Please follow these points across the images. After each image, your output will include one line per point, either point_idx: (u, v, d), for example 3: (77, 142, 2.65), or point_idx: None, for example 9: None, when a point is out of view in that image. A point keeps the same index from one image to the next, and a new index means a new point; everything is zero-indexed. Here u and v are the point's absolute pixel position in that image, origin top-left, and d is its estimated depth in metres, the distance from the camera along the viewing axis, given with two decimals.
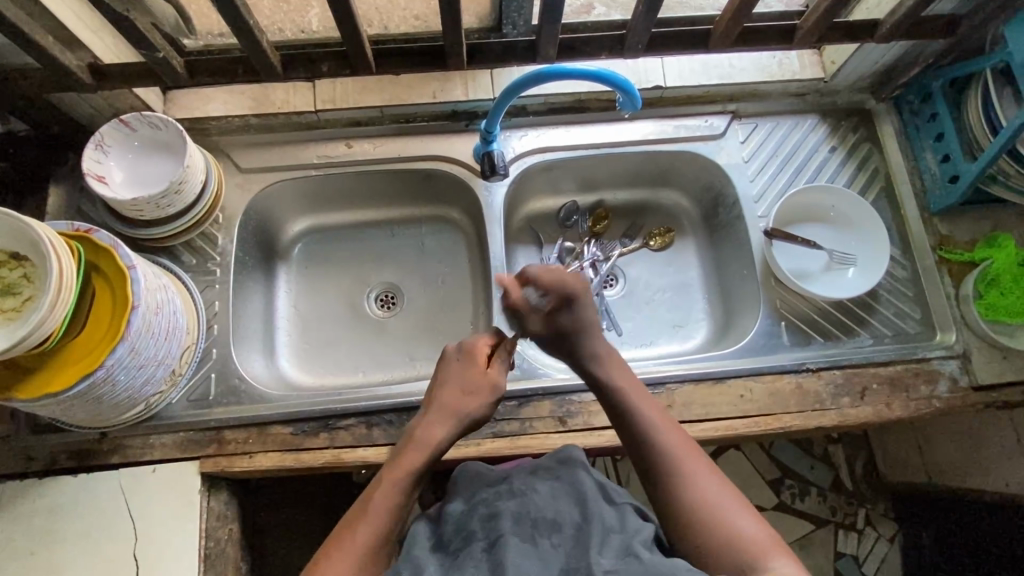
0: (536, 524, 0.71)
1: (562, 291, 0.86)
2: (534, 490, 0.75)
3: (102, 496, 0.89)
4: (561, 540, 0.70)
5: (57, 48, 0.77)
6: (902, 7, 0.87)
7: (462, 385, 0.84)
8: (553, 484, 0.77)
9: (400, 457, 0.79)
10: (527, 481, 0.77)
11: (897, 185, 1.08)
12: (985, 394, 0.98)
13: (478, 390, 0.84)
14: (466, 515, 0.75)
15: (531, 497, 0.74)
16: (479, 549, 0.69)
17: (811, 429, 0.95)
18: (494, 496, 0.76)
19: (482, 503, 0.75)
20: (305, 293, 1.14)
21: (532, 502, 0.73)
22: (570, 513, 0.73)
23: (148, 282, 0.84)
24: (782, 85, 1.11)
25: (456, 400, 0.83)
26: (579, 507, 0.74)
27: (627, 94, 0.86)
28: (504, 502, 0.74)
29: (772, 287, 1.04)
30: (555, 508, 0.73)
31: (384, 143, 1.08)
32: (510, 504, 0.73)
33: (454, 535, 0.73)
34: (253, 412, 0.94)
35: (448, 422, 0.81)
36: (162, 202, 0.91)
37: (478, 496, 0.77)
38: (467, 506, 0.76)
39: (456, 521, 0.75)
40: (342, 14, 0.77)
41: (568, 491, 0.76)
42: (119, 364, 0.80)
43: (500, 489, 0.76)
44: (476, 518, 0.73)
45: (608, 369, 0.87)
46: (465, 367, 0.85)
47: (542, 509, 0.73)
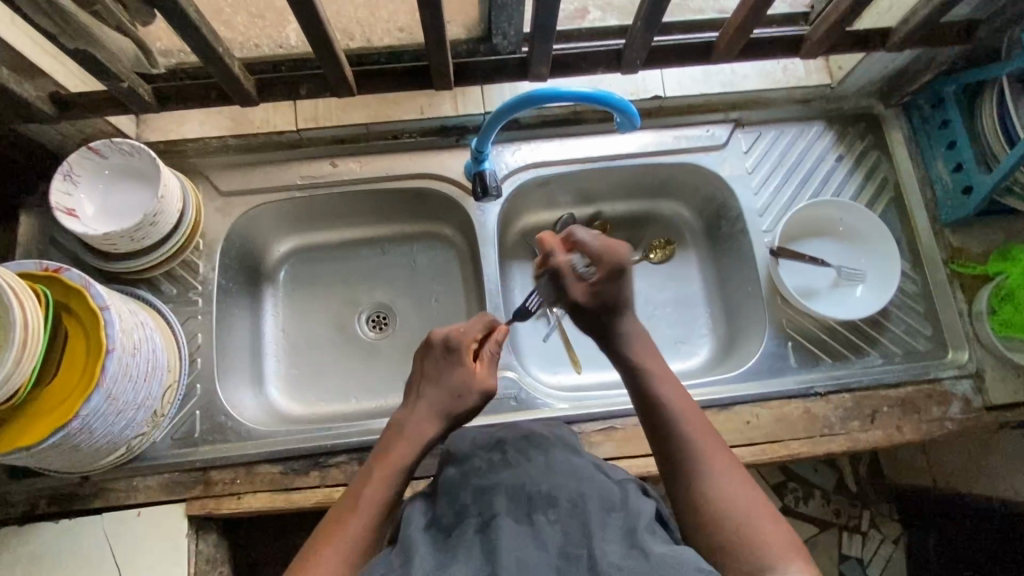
0: (530, 499, 0.63)
1: (610, 260, 0.80)
2: (530, 463, 0.68)
3: (86, 541, 0.86)
4: (557, 514, 0.61)
5: (14, 81, 0.72)
6: (916, 15, 0.82)
7: (449, 385, 0.77)
8: (549, 457, 0.69)
9: (388, 449, 0.74)
10: (521, 454, 0.70)
11: (907, 195, 1.04)
12: (998, 415, 0.94)
13: (465, 391, 0.76)
14: (459, 489, 0.68)
15: (526, 469, 0.67)
16: (471, 529, 0.61)
17: (819, 455, 0.91)
18: (487, 467, 0.69)
19: (474, 475, 0.68)
20: (293, 317, 1.10)
21: (526, 475, 0.66)
22: (569, 486, 0.64)
23: (124, 321, 0.80)
24: (787, 91, 1.05)
25: (443, 398, 0.76)
26: (577, 481, 0.65)
27: (624, 114, 0.81)
28: (496, 474, 0.67)
29: (778, 306, 1.00)
30: (552, 481, 0.65)
31: (371, 161, 1.03)
32: (505, 478, 0.66)
33: (448, 511, 0.65)
34: (240, 452, 0.90)
35: (438, 418, 0.76)
36: (136, 235, 0.87)
37: (471, 465, 0.70)
38: (461, 477, 0.69)
39: (449, 495, 0.67)
40: (319, 37, 0.72)
41: (564, 464, 0.68)
42: (95, 412, 0.76)
43: (493, 461, 0.70)
44: (468, 492, 0.66)
45: (637, 349, 0.81)
46: (451, 363, 0.78)
47: (537, 483, 0.64)
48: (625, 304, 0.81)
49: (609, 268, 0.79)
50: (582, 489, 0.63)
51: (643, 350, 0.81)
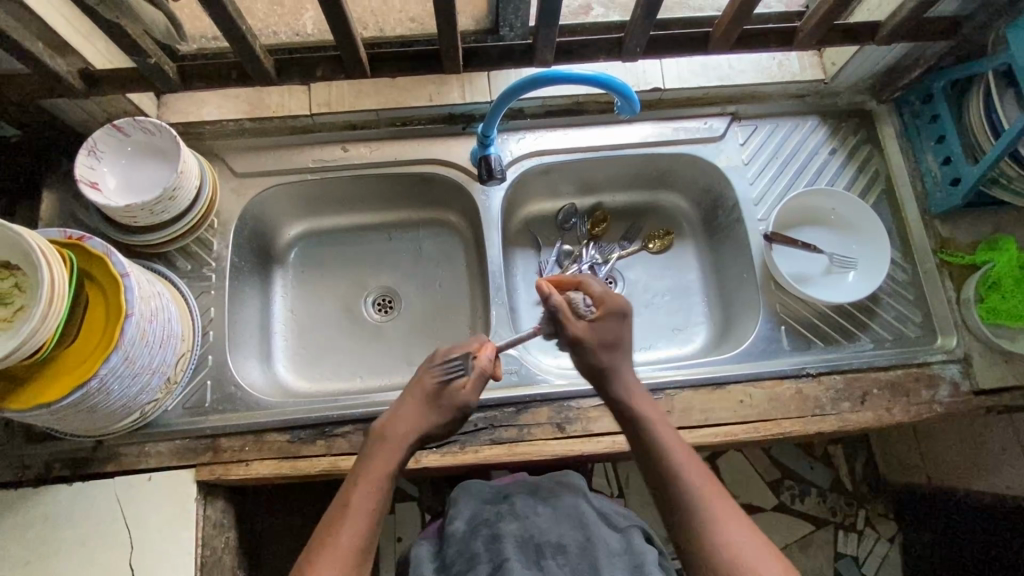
0: (541, 547, 0.76)
1: (614, 301, 0.83)
2: (537, 513, 0.81)
3: (98, 504, 0.88)
4: (566, 560, 0.76)
5: (48, 55, 0.76)
6: (903, 9, 0.86)
7: (432, 399, 0.80)
8: (554, 506, 0.82)
9: (372, 457, 0.76)
10: (528, 504, 0.82)
11: (898, 187, 1.08)
12: (986, 399, 0.97)
13: (445, 403, 0.80)
14: (468, 534, 0.79)
15: (534, 520, 0.80)
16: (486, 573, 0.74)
17: (810, 434, 0.94)
18: (496, 517, 0.81)
19: (485, 524, 0.80)
20: (301, 298, 1.13)
21: (535, 525, 0.79)
22: (570, 536, 0.78)
23: (142, 289, 0.83)
24: (782, 86, 1.09)
25: (418, 407, 0.80)
26: (580, 530, 0.79)
27: (625, 97, 0.85)
28: (506, 522, 0.79)
29: (772, 291, 1.03)
30: (558, 531, 0.79)
31: (381, 147, 1.07)
32: (512, 527, 0.78)
33: (458, 557, 0.77)
34: (249, 420, 0.93)
35: (416, 429, 0.79)
36: (156, 208, 0.91)
37: (480, 514, 0.82)
38: (469, 527, 0.80)
39: (459, 541, 0.79)
40: (337, 19, 0.76)
41: (568, 514, 0.81)
42: (113, 373, 0.79)
43: (501, 510, 0.81)
44: (480, 540, 0.78)
45: (630, 396, 0.80)
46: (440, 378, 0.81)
47: (544, 533, 0.78)
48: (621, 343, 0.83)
49: (614, 308, 0.82)
50: (587, 537, 0.78)
51: (636, 397, 0.80)
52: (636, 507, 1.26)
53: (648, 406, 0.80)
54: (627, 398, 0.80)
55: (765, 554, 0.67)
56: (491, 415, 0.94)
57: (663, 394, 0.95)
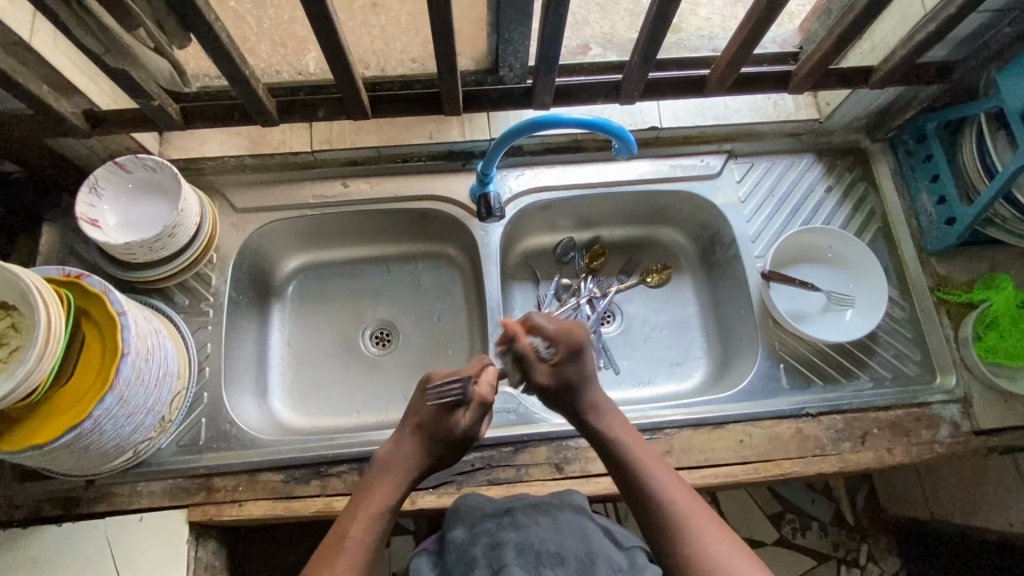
0: (541, 556, 0.70)
1: (570, 340, 0.81)
2: (539, 523, 0.75)
3: (87, 545, 0.87)
4: (565, 573, 0.68)
5: (53, 97, 0.77)
6: (896, 55, 0.87)
7: (428, 429, 0.79)
8: (558, 517, 0.76)
9: (371, 487, 0.77)
10: (529, 514, 0.76)
11: (894, 225, 1.08)
12: (987, 439, 0.97)
13: (445, 436, 0.79)
14: (468, 545, 0.74)
15: (534, 530, 0.73)
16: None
17: (811, 475, 0.93)
18: (497, 527, 0.76)
19: (485, 534, 0.74)
20: (299, 331, 1.13)
21: (534, 535, 0.72)
22: (572, 547, 0.71)
23: (140, 328, 0.83)
24: (778, 125, 1.11)
25: (423, 442, 0.80)
26: (583, 543, 0.72)
27: (622, 140, 0.86)
28: (507, 533, 0.73)
29: (771, 328, 1.03)
30: (559, 541, 0.72)
31: (381, 183, 1.08)
32: (513, 536, 0.72)
33: (456, 563, 0.72)
34: (243, 459, 0.92)
35: (417, 455, 0.79)
36: (155, 246, 0.91)
37: (479, 526, 0.76)
38: (469, 536, 0.75)
39: (459, 548, 0.74)
40: (339, 64, 0.78)
41: (571, 527, 0.75)
42: (108, 414, 0.79)
43: (501, 521, 0.76)
44: (479, 547, 0.72)
45: (602, 417, 0.83)
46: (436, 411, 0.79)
47: (545, 542, 0.71)
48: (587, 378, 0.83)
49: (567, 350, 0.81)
50: (589, 551, 0.71)
51: (613, 420, 0.83)
52: None
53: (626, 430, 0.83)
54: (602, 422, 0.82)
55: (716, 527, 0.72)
56: (489, 454, 0.93)
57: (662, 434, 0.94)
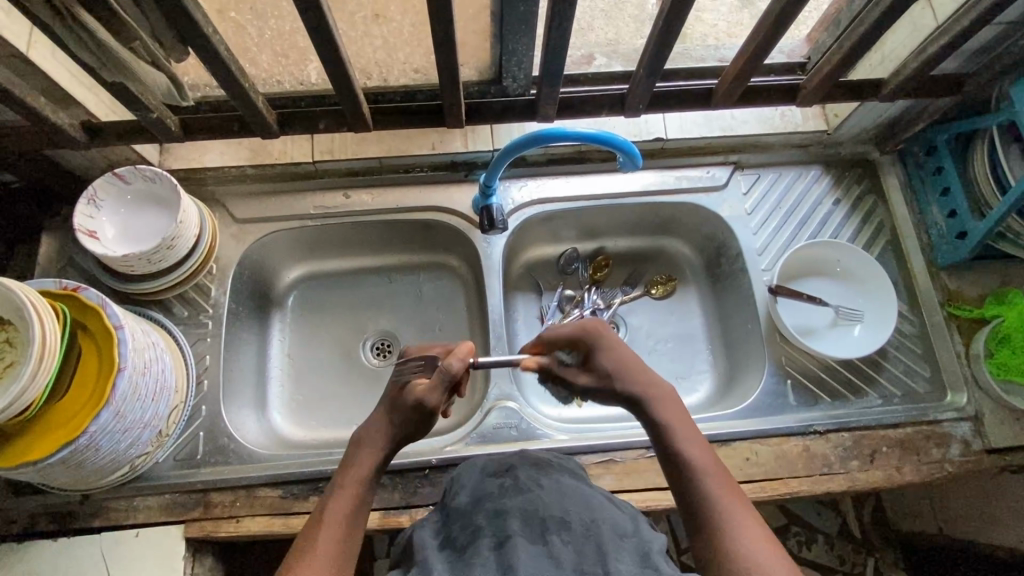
0: (543, 521, 0.61)
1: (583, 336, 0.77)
2: (541, 487, 0.67)
3: (83, 560, 0.86)
4: (571, 537, 0.60)
5: (50, 110, 0.76)
6: (907, 68, 0.86)
7: (392, 397, 0.74)
8: (562, 483, 0.69)
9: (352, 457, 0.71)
10: (532, 477, 0.69)
11: (903, 238, 1.06)
12: (999, 458, 0.95)
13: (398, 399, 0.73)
14: (470, 510, 0.66)
15: (538, 494, 0.65)
16: (485, 549, 0.59)
17: (818, 494, 0.91)
18: (498, 492, 0.68)
19: (486, 498, 0.66)
20: (299, 342, 1.12)
21: (537, 498, 0.64)
22: (577, 511, 0.63)
23: (136, 341, 0.82)
24: (785, 137, 1.09)
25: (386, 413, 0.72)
26: (589, 509, 0.65)
27: (627, 154, 0.85)
28: (507, 497, 0.65)
29: (778, 343, 1.01)
30: (564, 506, 0.64)
31: (382, 193, 1.07)
32: (514, 500, 0.64)
33: (457, 532, 0.63)
34: (240, 474, 0.90)
35: (392, 421, 0.72)
36: (153, 258, 0.90)
37: (481, 490, 0.69)
38: (470, 502, 0.68)
39: (460, 517, 0.66)
40: (341, 76, 0.76)
41: (576, 494, 0.67)
42: (102, 429, 0.77)
43: (503, 484, 0.69)
44: (480, 514, 0.64)
45: (659, 402, 0.73)
46: (395, 382, 0.76)
47: (550, 507, 0.63)
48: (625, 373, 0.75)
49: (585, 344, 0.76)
50: (595, 515, 0.63)
51: (664, 401, 0.73)
52: None
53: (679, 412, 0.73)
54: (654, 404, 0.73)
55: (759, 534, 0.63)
56: None
57: None
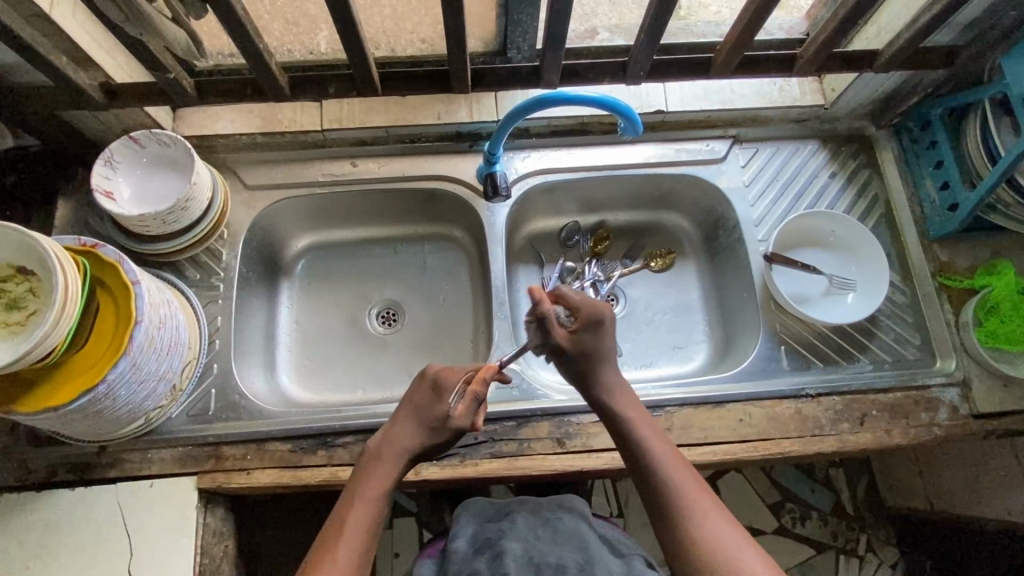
0: (542, 567, 0.81)
1: (591, 311, 0.86)
2: (540, 529, 0.86)
3: (100, 509, 0.89)
4: None
5: (71, 68, 0.79)
6: (901, 38, 0.88)
7: (426, 420, 0.81)
8: (556, 528, 0.86)
9: (366, 473, 0.78)
10: (530, 526, 0.86)
11: (897, 211, 1.09)
12: (985, 423, 0.97)
13: (442, 426, 0.80)
14: (471, 554, 0.84)
15: (535, 542, 0.84)
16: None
17: (809, 455, 0.94)
18: (498, 536, 0.85)
19: (487, 545, 0.84)
20: (307, 309, 1.15)
21: (535, 547, 0.83)
22: (572, 556, 0.82)
23: (151, 296, 0.85)
24: (783, 111, 1.12)
25: (414, 432, 0.81)
26: (581, 551, 0.83)
27: (627, 119, 0.87)
28: (507, 542, 0.83)
29: (772, 311, 1.04)
30: (558, 551, 0.83)
31: (389, 163, 1.10)
32: (515, 546, 0.83)
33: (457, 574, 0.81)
34: (251, 429, 0.94)
35: (412, 446, 0.80)
36: (168, 218, 0.93)
37: (482, 535, 0.86)
38: (471, 546, 0.85)
39: (461, 560, 0.83)
40: (351, 41, 0.79)
41: (570, 537, 0.85)
42: (120, 378, 0.80)
43: (503, 529, 0.86)
44: (483, 558, 0.82)
45: (615, 395, 0.84)
46: (438, 405, 0.81)
47: (544, 553, 0.82)
48: (606, 354, 0.86)
49: (589, 319, 0.85)
50: (587, 559, 0.82)
51: (624, 401, 0.84)
52: (637, 527, 1.26)
53: (634, 410, 0.84)
54: (613, 403, 0.84)
55: (718, 512, 0.73)
56: (491, 429, 0.94)
57: (662, 412, 0.96)
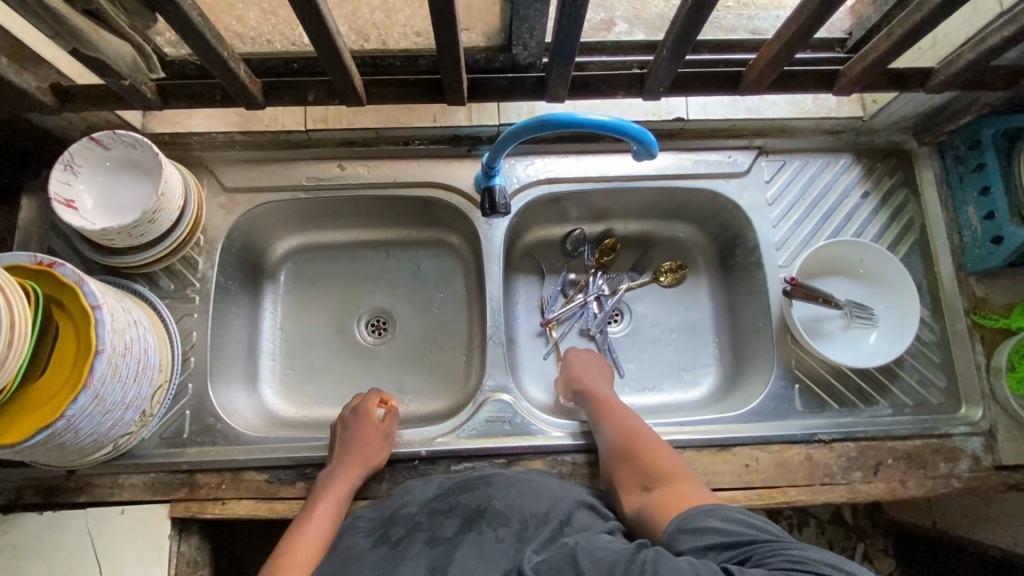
0: (482, 517, 0.75)
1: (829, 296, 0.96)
2: (489, 484, 0.80)
3: (67, 535, 0.85)
4: (503, 530, 0.74)
5: (14, 72, 0.70)
6: (961, 58, 0.77)
7: (362, 449, 0.85)
8: (508, 478, 0.80)
9: (318, 496, 0.82)
10: (483, 476, 0.81)
11: (933, 239, 1.00)
12: (1008, 476, 0.91)
13: (372, 441, 0.87)
14: (423, 506, 0.79)
15: (483, 491, 0.79)
16: (421, 540, 0.74)
17: (817, 504, 0.89)
18: (451, 491, 0.80)
19: (438, 497, 0.80)
20: (292, 317, 1.08)
21: (482, 496, 0.78)
22: (519, 508, 0.76)
23: (116, 321, 0.78)
24: (817, 122, 1.01)
25: (358, 460, 0.85)
26: (533, 502, 0.76)
27: (642, 143, 0.78)
28: (458, 497, 0.79)
29: (788, 344, 0.97)
30: (505, 500, 0.77)
31: (379, 166, 1.01)
32: (465, 499, 0.78)
33: (402, 524, 0.77)
34: (227, 456, 0.89)
35: (360, 469, 0.84)
36: (134, 232, 0.85)
37: (437, 488, 0.82)
38: (426, 501, 0.80)
39: (412, 510, 0.79)
40: (330, 48, 0.69)
41: (521, 484, 0.79)
42: (81, 412, 0.75)
43: (457, 486, 0.81)
44: (427, 512, 0.78)
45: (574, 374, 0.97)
46: (365, 425, 0.88)
47: (490, 502, 0.77)
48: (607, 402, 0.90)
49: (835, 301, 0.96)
50: (532, 511, 0.75)
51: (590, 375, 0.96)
52: None
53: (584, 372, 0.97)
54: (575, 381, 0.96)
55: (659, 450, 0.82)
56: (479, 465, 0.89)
57: None
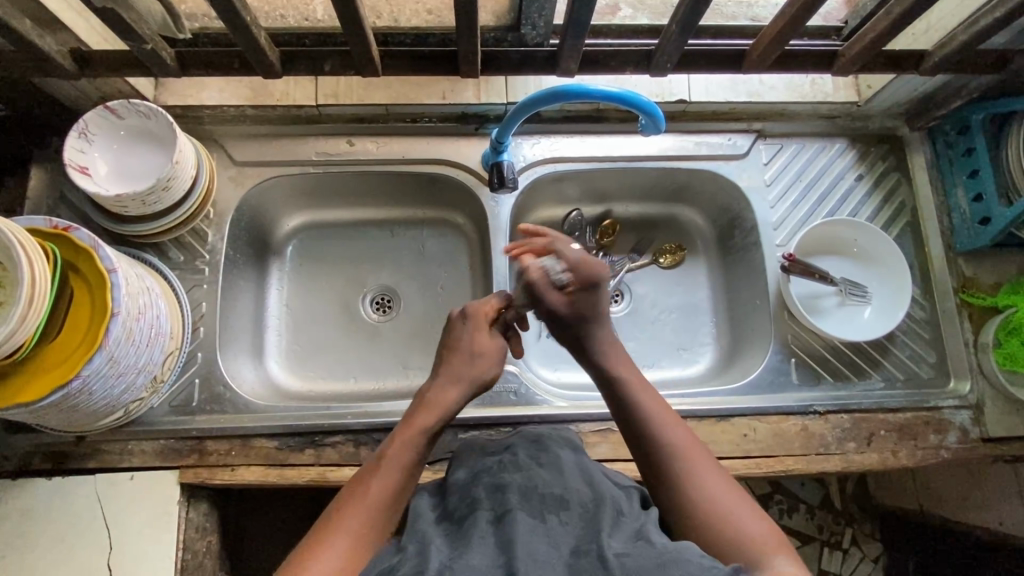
0: (541, 498, 0.62)
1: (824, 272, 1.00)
2: (539, 465, 0.68)
3: (78, 500, 0.86)
4: (568, 517, 0.61)
5: (37, 33, 0.71)
6: (954, 40, 0.80)
7: (467, 364, 0.77)
8: (557, 459, 0.69)
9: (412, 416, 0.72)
10: (533, 456, 0.69)
11: (924, 221, 1.03)
12: (994, 447, 0.95)
13: (480, 352, 0.78)
14: (469, 482, 0.67)
15: (537, 472, 0.66)
16: (484, 520, 0.60)
17: (812, 473, 0.92)
18: (498, 467, 0.68)
19: (486, 472, 0.67)
20: (297, 293, 1.09)
21: (538, 476, 0.65)
22: (578, 491, 0.64)
23: (130, 285, 0.79)
24: (814, 106, 1.04)
25: (464, 368, 0.77)
26: (588, 487, 0.65)
27: (649, 115, 0.81)
28: (508, 474, 0.66)
29: (785, 321, 1.00)
30: (563, 484, 0.65)
31: (389, 142, 1.03)
32: (515, 477, 0.65)
33: (457, 505, 0.64)
34: (236, 424, 0.90)
35: (460, 390, 0.75)
36: (148, 199, 0.86)
37: (480, 464, 0.70)
38: (470, 475, 0.68)
39: (460, 490, 0.66)
40: (351, 17, 0.71)
41: (575, 470, 0.68)
42: (96, 373, 0.75)
43: (504, 461, 0.69)
44: (481, 486, 0.65)
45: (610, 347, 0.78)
46: (476, 334, 0.80)
47: (548, 485, 0.64)
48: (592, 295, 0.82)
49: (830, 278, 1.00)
50: (594, 496, 0.64)
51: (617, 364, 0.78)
52: None
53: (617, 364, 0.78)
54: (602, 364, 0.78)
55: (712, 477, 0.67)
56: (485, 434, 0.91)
57: None
